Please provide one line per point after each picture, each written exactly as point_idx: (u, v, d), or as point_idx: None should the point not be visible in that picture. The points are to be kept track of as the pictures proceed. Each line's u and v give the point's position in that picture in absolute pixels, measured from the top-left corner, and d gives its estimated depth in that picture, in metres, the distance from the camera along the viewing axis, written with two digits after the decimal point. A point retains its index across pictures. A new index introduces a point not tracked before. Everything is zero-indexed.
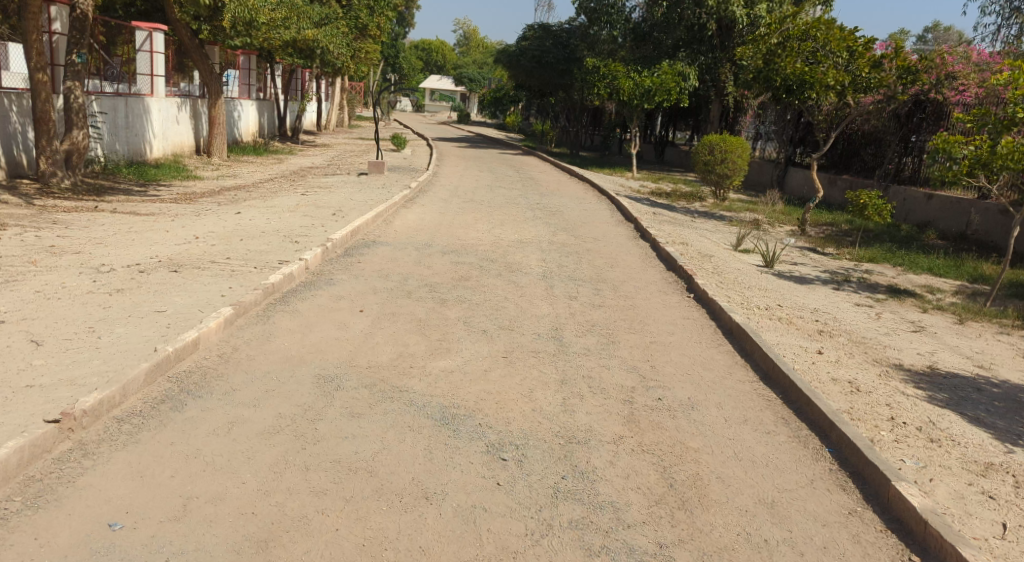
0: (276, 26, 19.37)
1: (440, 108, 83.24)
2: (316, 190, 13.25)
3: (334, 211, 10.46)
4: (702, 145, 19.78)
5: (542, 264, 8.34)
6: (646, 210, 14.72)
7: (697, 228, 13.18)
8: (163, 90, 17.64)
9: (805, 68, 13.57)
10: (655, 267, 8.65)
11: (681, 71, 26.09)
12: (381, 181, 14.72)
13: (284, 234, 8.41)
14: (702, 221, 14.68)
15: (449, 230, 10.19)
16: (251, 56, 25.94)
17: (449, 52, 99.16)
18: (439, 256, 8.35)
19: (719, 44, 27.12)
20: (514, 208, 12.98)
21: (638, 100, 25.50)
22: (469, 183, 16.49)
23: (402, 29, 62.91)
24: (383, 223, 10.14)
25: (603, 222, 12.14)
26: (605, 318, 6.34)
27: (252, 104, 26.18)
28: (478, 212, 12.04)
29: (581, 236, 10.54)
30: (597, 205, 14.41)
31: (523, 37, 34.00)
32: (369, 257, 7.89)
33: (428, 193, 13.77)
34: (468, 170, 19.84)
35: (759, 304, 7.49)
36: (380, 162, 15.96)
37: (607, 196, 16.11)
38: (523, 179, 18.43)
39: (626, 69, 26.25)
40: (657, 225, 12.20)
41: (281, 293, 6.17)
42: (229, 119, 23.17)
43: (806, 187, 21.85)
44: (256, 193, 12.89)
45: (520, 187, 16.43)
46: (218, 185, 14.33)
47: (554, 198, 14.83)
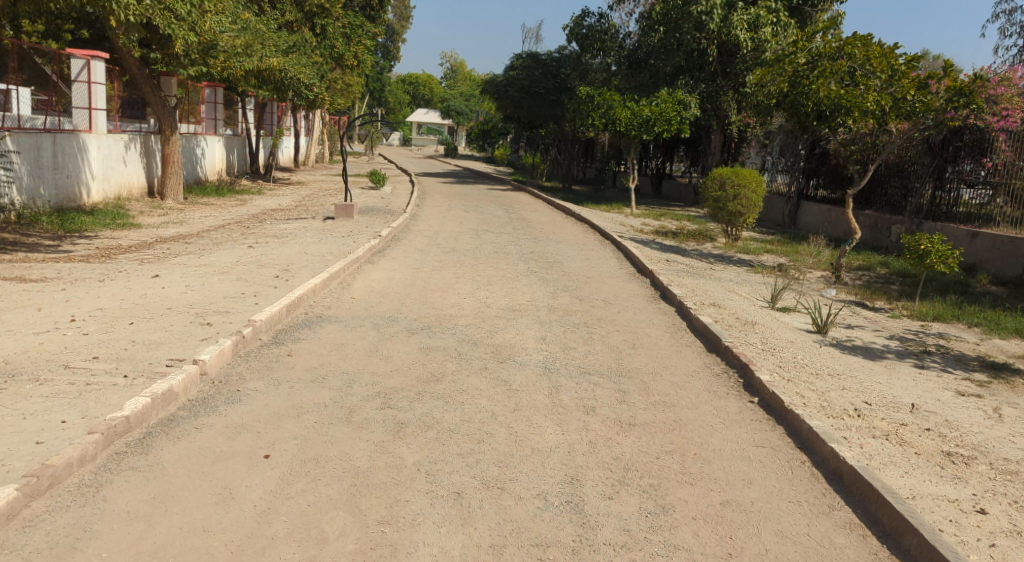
0: (237, 54, 17.63)
1: (426, 142, 81.72)
2: (268, 241, 11.21)
3: (280, 273, 8.42)
4: (712, 179, 17.95)
5: (542, 348, 6.27)
6: (655, 257, 12.74)
7: (719, 280, 11.21)
8: (104, 126, 15.71)
9: (840, 91, 11.76)
10: (688, 347, 6.59)
11: (681, 100, 24.45)
12: (349, 228, 12.70)
13: (196, 313, 6.31)
14: (719, 269, 12.73)
15: (423, 294, 8.15)
16: (218, 89, 24.11)
17: (435, 86, 98.00)
18: (403, 339, 6.27)
19: (720, 72, 25.65)
20: (502, 259, 10.96)
21: (636, 131, 23.75)
22: (450, 226, 14.51)
23: (388, 63, 61.71)
24: (339, 287, 8.10)
25: (608, 275, 10.13)
26: (640, 450, 4.23)
27: (218, 141, 24.31)
28: (460, 266, 10.03)
29: (586, 298, 8.50)
30: (599, 252, 12.40)
31: (511, 67, 32.38)
32: (303, 347, 5.78)
33: (401, 242, 11.76)
34: (451, 211, 17.90)
35: (846, 406, 5.40)
36: (349, 205, 13.98)
37: (608, 240, 14.14)
38: (512, 220, 16.46)
39: (622, 98, 24.51)
40: (675, 279, 10.21)
41: (149, 425, 4.04)
42: (189, 157, 21.23)
43: (825, 225, 20.22)
44: (195, 246, 10.82)
45: (509, 231, 14.43)
46: (157, 234, 12.28)
47: (549, 244, 12.88)
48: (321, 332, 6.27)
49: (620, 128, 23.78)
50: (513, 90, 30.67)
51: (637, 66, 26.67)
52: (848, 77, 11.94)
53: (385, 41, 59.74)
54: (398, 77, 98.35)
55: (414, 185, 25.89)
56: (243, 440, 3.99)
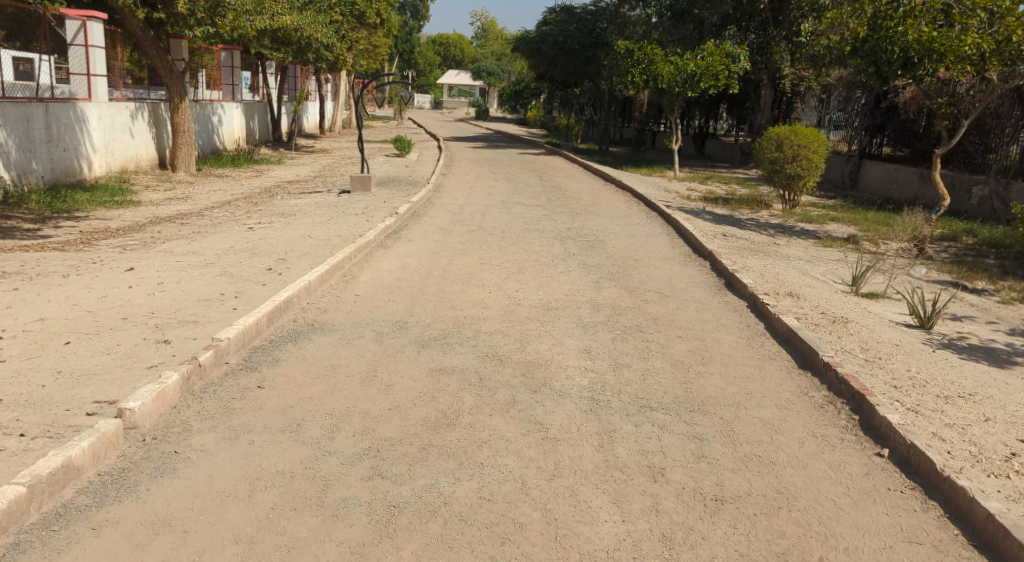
0: (248, 13, 16.33)
1: (457, 104, 79.90)
2: (273, 221, 10.01)
3: (276, 263, 7.18)
4: (767, 139, 16.30)
5: (587, 368, 4.95)
6: (709, 231, 11.26)
7: (784, 258, 9.73)
8: (106, 94, 14.56)
9: (932, 33, 9.99)
10: (771, 363, 5.20)
11: (730, 53, 22.52)
12: (364, 203, 11.45)
13: (155, 325, 5.07)
14: (782, 244, 11.23)
15: (442, 288, 6.88)
16: (234, 52, 22.90)
17: (466, 45, 95.67)
18: (413, 356, 5.00)
19: (772, 21, 23.71)
20: (535, 238, 9.63)
21: (680, 88, 21.96)
22: (478, 199, 13.18)
23: (417, 23, 59.88)
24: (342, 281, 6.84)
25: (657, 257, 8.73)
26: (740, 554, 2.90)
27: (236, 108, 23.22)
28: (487, 249, 8.72)
29: (634, 290, 7.14)
30: (644, 226, 10.97)
31: (543, 22, 30.48)
32: (282, 374, 4.52)
33: (421, 219, 10.47)
34: (479, 180, 16.55)
35: (1006, 453, 3.98)
36: (365, 176, 12.74)
37: (654, 211, 12.68)
38: (546, 190, 15.04)
39: (664, 52, 22.68)
40: (737, 259, 8.77)
41: (23, 525, 2.80)
42: (204, 125, 20.18)
43: (892, 186, 18.68)
44: (191, 227, 9.66)
45: (542, 203, 13.05)
46: (154, 213, 11.15)
47: (588, 218, 11.49)
48: (308, 349, 5.01)
49: (662, 85, 22.03)
50: (546, 47, 28.85)
51: (679, 17, 24.74)
52: (941, 17, 10.16)
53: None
54: (428, 37, 96.24)
55: (442, 151, 24.56)
56: (160, 546, 2.73)
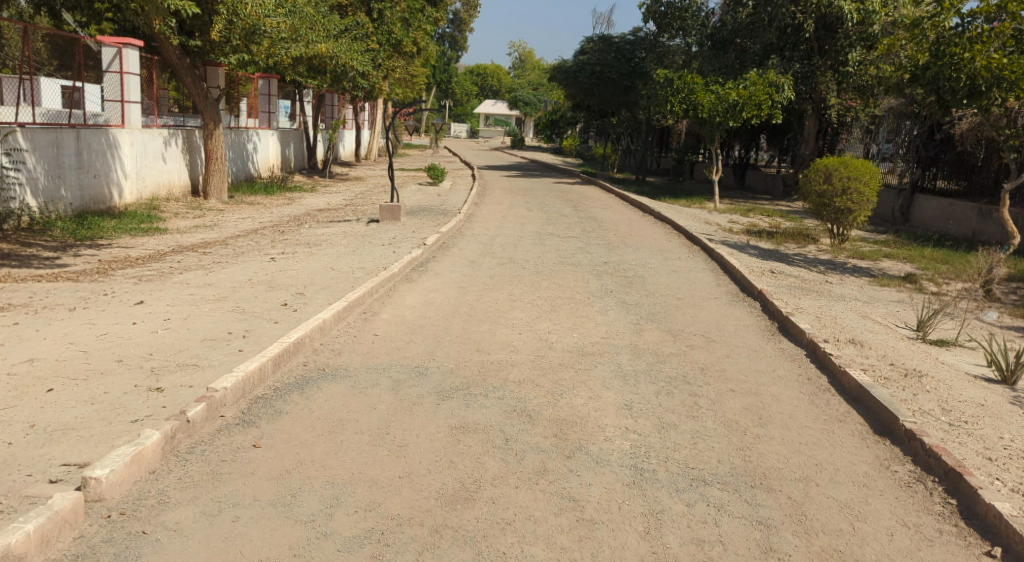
0: (283, 40, 16.23)
1: (493, 132, 80.19)
2: (297, 251, 9.62)
3: (293, 298, 6.72)
4: (815, 170, 15.65)
5: (628, 428, 4.35)
6: (755, 267, 10.60)
7: (838, 298, 9.03)
8: (139, 120, 14.48)
9: (1003, 59, 9.30)
10: (839, 426, 4.54)
11: (773, 82, 21.91)
12: (391, 234, 11.03)
13: (151, 369, 4.60)
14: (834, 282, 10.51)
15: (469, 328, 6.35)
16: (271, 80, 22.97)
17: (504, 74, 96.33)
18: (432, 411, 4.46)
19: (817, 50, 23.13)
20: (569, 273, 9.09)
21: (721, 117, 21.38)
22: (510, 229, 12.71)
23: (454, 53, 60.36)
24: (360, 319, 6.34)
25: (701, 296, 8.11)
26: None
27: (272, 135, 23.25)
28: (518, 285, 8.19)
29: (678, 333, 6.53)
30: (686, 261, 10.35)
31: (581, 51, 30.20)
32: (283, 429, 4.00)
33: (450, 251, 10.00)
34: (513, 209, 16.10)
35: None
36: (395, 206, 12.36)
37: (695, 245, 12.05)
38: (581, 221, 14.51)
39: (705, 81, 22.17)
40: (788, 300, 8.11)
41: None
42: (238, 152, 20.17)
43: (948, 222, 18.02)
44: (212, 257, 9.31)
45: (577, 234, 12.51)
46: (178, 241, 10.87)
47: (626, 251, 10.91)
48: (315, 399, 4.49)
49: (702, 115, 21.49)
50: (583, 76, 28.55)
51: (720, 46, 24.48)
52: (1011, 43, 9.48)
53: (450, 29, 58.35)
54: (465, 67, 97.15)
55: (476, 180, 24.27)
56: None
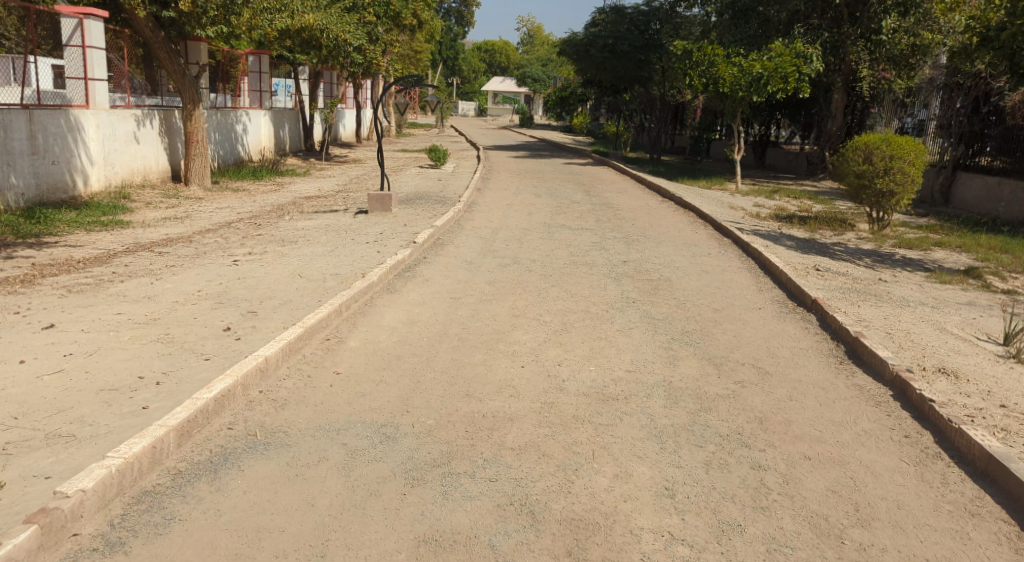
0: (265, 11, 14.82)
1: (501, 111, 78.44)
2: (267, 252, 8.31)
3: (240, 320, 5.41)
4: (853, 150, 14.23)
5: (674, 536, 3.02)
6: (796, 263, 9.22)
7: (901, 302, 7.65)
8: (106, 101, 13.17)
9: None
10: (973, 525, 3.19)
11: (800, 53, 20.32)
12: (378, 228, 9.73)
13: (2, 448, 3.29)
14: (887, 280, 9.13)
15: (457, 362, 5.03)
16: (262, 57, 21.61)
17: (513, 51, 94.38)
18: (393, 508, 3.13)
19: (847, 17, 21.39)
20: (584, 277, 7.75)
21: (744, 92, 19.86)
22: (516, 220, 11.38)
23: (462, 28, 58.73)
24: (321, 350, 5.01)
25: (741, 308, 6.77)
26: None
27: (264, 115, 22.13)
28: (523, 295, 6.86)
29: (721, 364, 5.20)
30: (717, 257, 8.98)
31: (592, 23, 28.59)
32: (165, 555, 2.69)
33: (444, 250, 8.67)
34: (519, 196, 14.76)
35: None
36: (385, 195, 11.06)
37: (723, 237, 10.69)
38: (595, 209, 13.15)
39: (726, 52, 20.62)
40: (847, 311, 6.75)
41: None
42: (225, 135, 18.94)
43: (997, 203, 16.55)
44: (167, 259, 8.02)
45: (591, 225, 11.16)
46: (136, 237, 9.59)
47: (646, 246, 9.58)
48: (228, 489, 3.17)
49: (724, 89, 19.98)
50: (594, 50, 26.62)
51: (741, 16, 22.82)
52: None
53: (457, 4, 56.77)
54: (473, 43, 95.20)
55: (482, 162, 22.91)
56: None
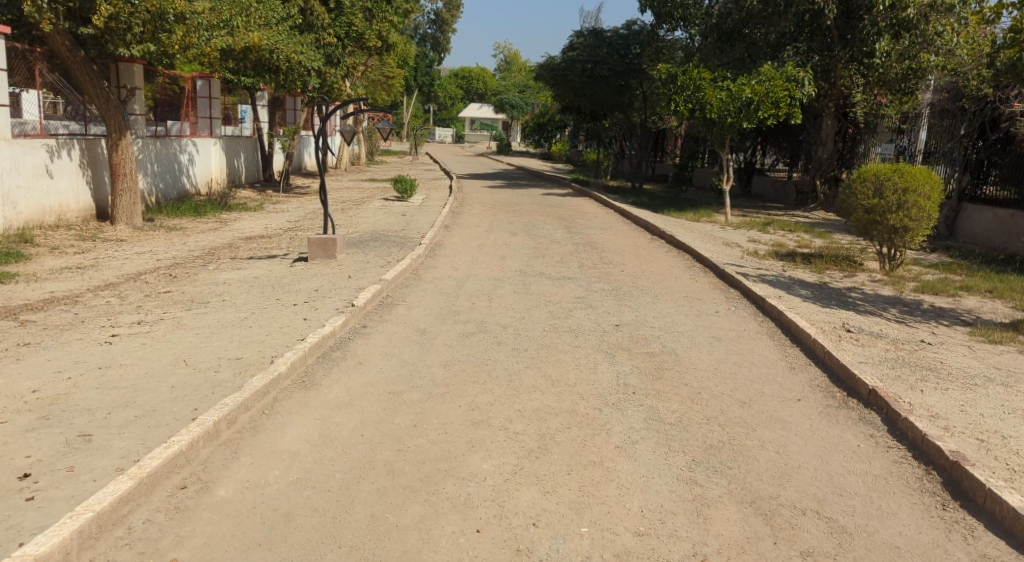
0: (203, 28, 13.20)
1: (478, 137, 77.25)
2: (163, 320, 6.52)
3: (56, 455, 3.62)
4: (861, 181, 12.91)
5: None
6: (821, 322, 7.63)
7: (966, 378, 6.07)
8: (6, 131, 11.34)
9: None
10: None
11: (791, 76, 19.08)
12: (315, 284, 7.98)
13: None
14: (931, 341, 7.58)
15: (378, 529, 3.28)
16: (211, 81, 20.51)
17: (489, 78, 93.66)
18: None
19: (838, 39, 20.42)
20: (567, 351, 6.07)
21: (732, 118, 18.54)
22: (486, 267, 9.72)
23: (437, 55, 57.71)
24: (163, 513, 3.23)
25: (775, 400, 5.11)
26: None
27: (214, 144, 20.53)
28: (486, 385, 5.16)
29: (773, 517, 3.51)
30: (727, 318, 7.36)
31: (570, 46, 27.15)
32: None
33: (391, 314, 6.95)
34: (492, 234, 13.15)
35: None
36: (329, 239, 9.32)
37: (729, 286, 9.11)
38: (577, 250, 11.54)
39: (712, 76, 19.32)
40: (915, 403, 5.11)
41: None
42: (167, 166, 17.27)
43: (1011, 238, 15.28)
44: (26, 333, 6.19)
45: (574, 273, 9.54)
46: (11, 296, 7.74)
47: (640, 302, 7.94)
48: None
49: (711, 115, 18.64)
50: (572, 75, 25.40)
51: (726, 38, 21.94)
52: None
53: (432, 31, 55.78)
54: (450, 70, 94.41)
55: (453, 193, 21.36)
56: None
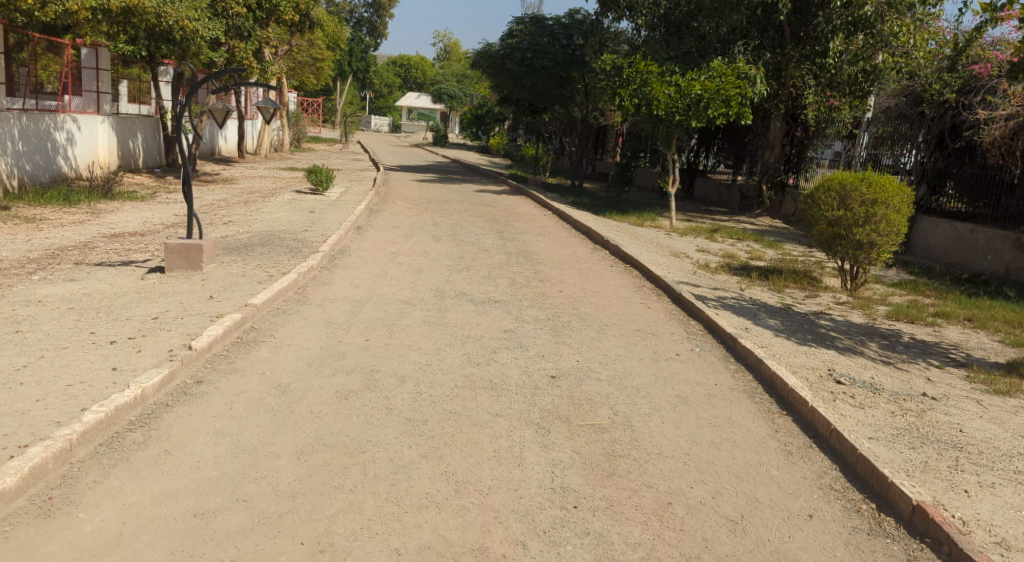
0: None
1: (416, 128, 75.03)
2: None
3: None
4: (825, 190, 11.66)
5: None
6: (803, 368, 6.15)
7: (1004, 460, 4.63)
8: None
9: None
10: None
11: (742, 73, 17.82)
12: (159, 308, 6.04)
13: None
14: (934, 394, 6.19)
15: None
16: (99, 51, 17.91)
17: (428, 67, 91.19)
18: None
19: (789, 36, 19.29)
20: (482, 424, 4.37)
21: (680, 115, 17.18)
22: (395, 284, 7.95)
23: (374, 40, 55.38)
24: None
25: (777, 518, 3.52)
26: None
27: (101, 122, 18.00)
28: (354, 496, 3.41)
29: None
30: (692, 367, 5.79)
31: (508, 33, 25.33)
32: None
33: (247, 358, 5.09)
34: (411, 238, 11.37)
35: None
36: (192, 246, 7.34)
37: (687, 315, 7.57)
38: (508, 262, 9.86)
39: (660, 69, 17.87)
40: (971, 522, 3.60)
41: None
42: (36, 143, 14.78)
43: (972, 255, 14.36)
44: None
45: (502, 294, 7.84)
46: None
47: (582, 341, 6.30)
48: None
49: (658, 112, 17.24)
50: (511, 64, 23.72)
51: (674, 31, 20.84)
52: None
53: (369, 14, 53.41)
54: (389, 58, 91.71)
55: (378, 187, 19.42)
56: None
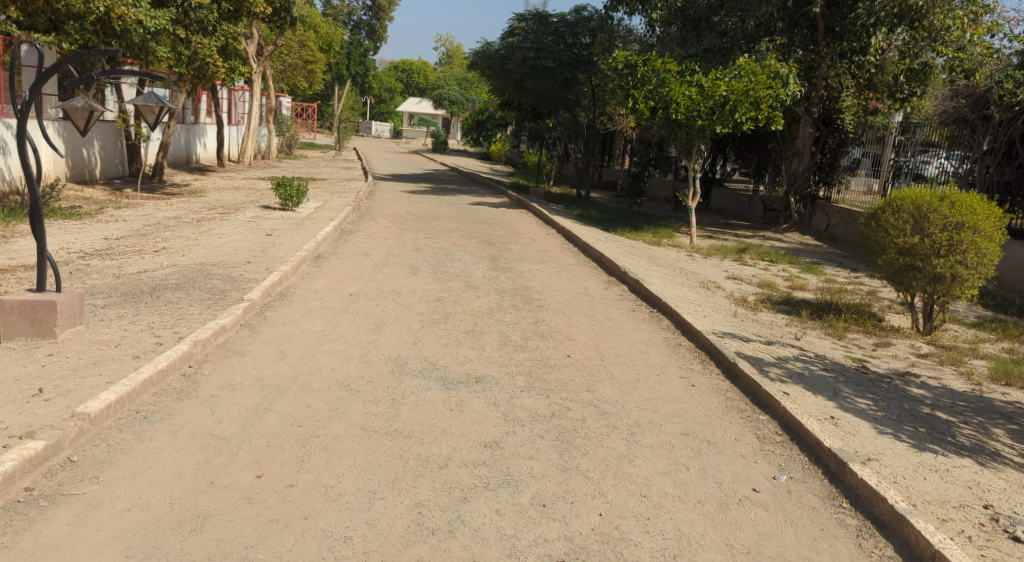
0: None
1: (416, 133, 73.34)
2: None
3: None
4: (893, 212, 8.90)
5: None
6: (952, 512, 3.91)
7: None
8: None
9: None
10: None
11: (774, 71, 15.61)
12: None
13: None
14: None
15: None
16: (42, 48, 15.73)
17: (430, 72, 89.29)
18: None
19: (824, 31, 16.91)
20: None
21: (702, 121, 14.97)
22: (339, 350, 5.72)
23: (374, 44, 53.65)
24: None
25: None
26: None
27: (45, 127, 15.79)
28: None
29: None
30: (785, 527, 3.56)
31: (509, 31, 23.05)
32: None
33: (17, 546, 2.87)
34: (383, 270, 9.19)
35: None
36: (40, 304, 5.13)
37: (752, 400, 5.30)
38: (501, 306, 7.66)
39: (680, 68, 15.58)
40: None
41: None
42: None
43: None
44: None
45: (489, 366, 5.62)
46: None
47: (607, 463, 4.08)
48: None
49: (677, 117, 15.05)
50: (511, 65, 21.50)
51: (692, 26, 18.44)
52: None
53: (368, 17, 51.81)
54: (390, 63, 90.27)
55: (361, 200, 17.28)
56: None
